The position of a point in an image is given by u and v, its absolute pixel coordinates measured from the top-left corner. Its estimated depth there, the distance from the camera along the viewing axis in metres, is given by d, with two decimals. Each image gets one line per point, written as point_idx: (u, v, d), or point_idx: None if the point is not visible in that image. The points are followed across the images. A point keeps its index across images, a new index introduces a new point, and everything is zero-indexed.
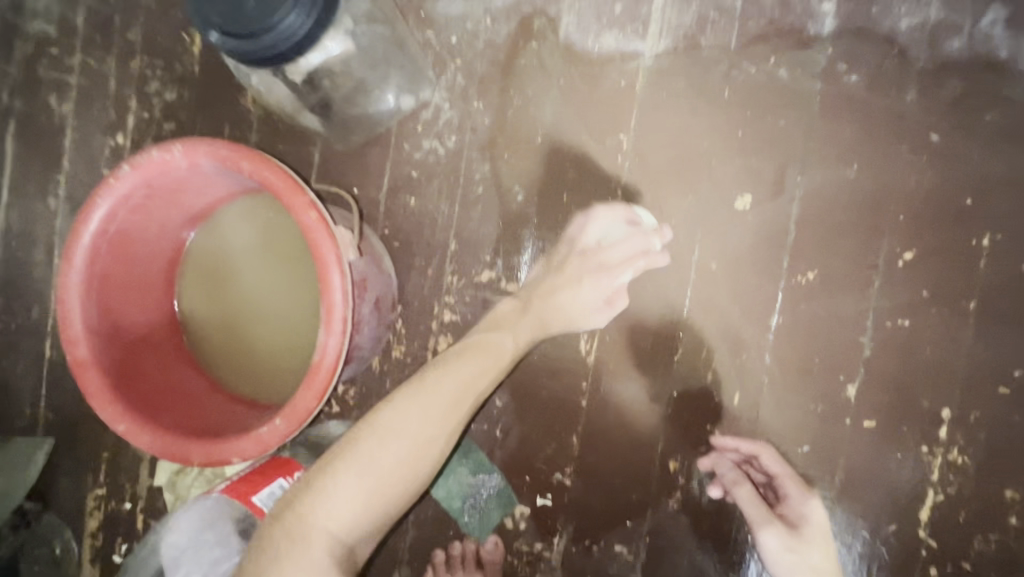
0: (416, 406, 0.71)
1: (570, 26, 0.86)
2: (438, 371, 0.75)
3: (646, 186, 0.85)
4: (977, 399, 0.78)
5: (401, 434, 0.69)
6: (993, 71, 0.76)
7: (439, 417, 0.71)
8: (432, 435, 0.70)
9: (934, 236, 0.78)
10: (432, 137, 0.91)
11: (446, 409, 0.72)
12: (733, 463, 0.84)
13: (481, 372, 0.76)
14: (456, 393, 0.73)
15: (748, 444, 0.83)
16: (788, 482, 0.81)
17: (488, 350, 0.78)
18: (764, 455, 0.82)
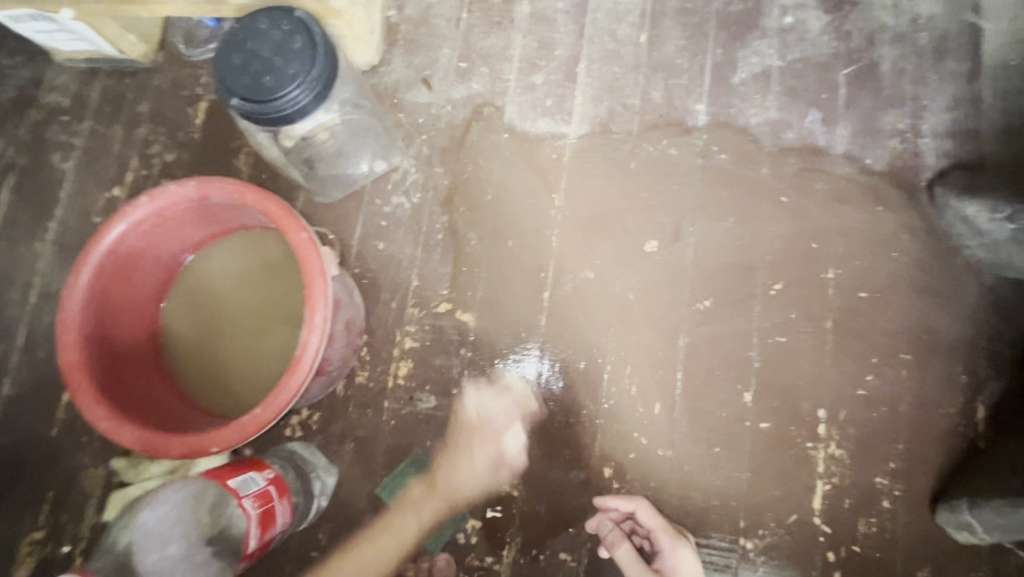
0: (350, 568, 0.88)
1: (513, 114, 1.11)
2: (371, 542, 0.92)
3: (574, 233, 1.06)
4: (843, 399, 0.97)
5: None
6: (819, 153, 1.05)
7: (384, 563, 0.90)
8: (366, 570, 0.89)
9: (793, 272, 1.01)
10: (400, 194, 1.09)
11: None
12: (615, 522, 0.92)
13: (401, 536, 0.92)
14: (388, 558, 0.91)
15: (625, 504, 0.91)
16: (661, 535, 0.89)
17: (420, 514, 0.93)
18: (640, 510, 0.91)
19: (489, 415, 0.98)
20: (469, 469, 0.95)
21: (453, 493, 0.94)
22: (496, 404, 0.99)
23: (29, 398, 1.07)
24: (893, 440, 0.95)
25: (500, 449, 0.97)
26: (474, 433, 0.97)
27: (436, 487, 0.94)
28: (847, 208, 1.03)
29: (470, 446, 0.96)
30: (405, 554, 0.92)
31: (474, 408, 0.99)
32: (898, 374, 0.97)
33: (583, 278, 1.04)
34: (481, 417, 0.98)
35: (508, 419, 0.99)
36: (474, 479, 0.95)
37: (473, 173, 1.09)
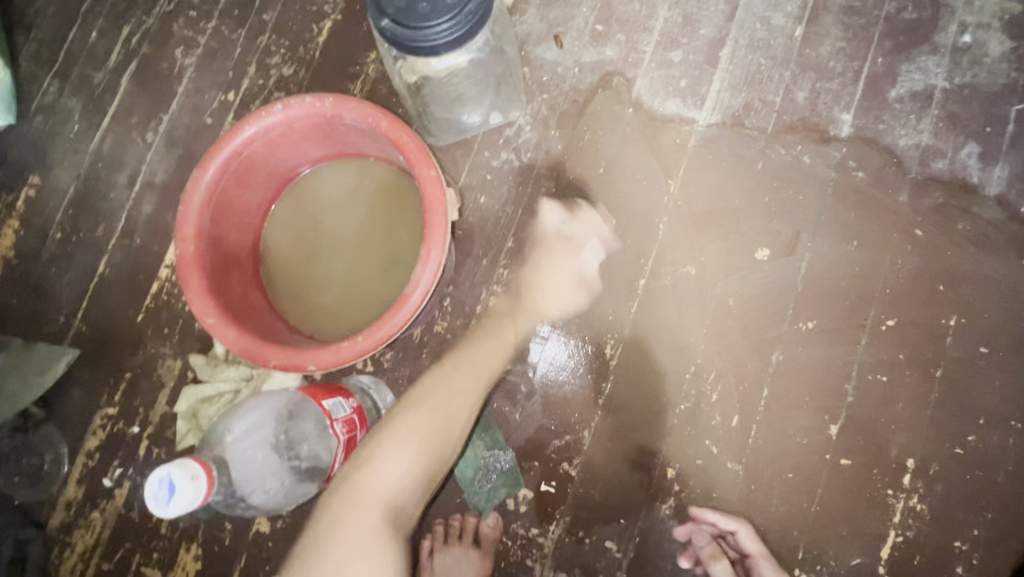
0: (421, 438, 0.77)
1: (643, 88, 1.05)
2: (426, 403, 0.79)
3: (684, 225, 1.01)
4: (937, 454, 0.91)
5: (405, 455, 0.75)
6: (968, 191, 0.96)
7: (422, 462, 0.76)
8: (419, 476, 0.75)
9: (911, 311, 0.95)
10: (510, 150, 1.06)
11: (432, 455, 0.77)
12: (710, 536, 0.93)
13: (462, 395, 0.82)
14: (440, 429, 0.78)
15: (725, 521, 0.92)
16: (762, 563, 0.89)
17: (495, 346, 0.90)
18: (740, 531, 0.91)
19: (572, 232, 0.99)
20: (550, 286, 0.96)
21: (538, 307, 0.96)
22: (582, 226, 0.99)
23: (122, 282, 1.10)
24: (982, 508, 0.89)
25: (578, 267, 0.97)
26: (554, 244, 0.98)
27: (520, 303, 0.96)
28: (985, 255, 0.95)
29: (545, 264, 0.97)
30: (470, 399, 0.83)
31: (554, 225, 1.00)
32: (1004, 441, 0.90)
33: (683, 273, 0.99)
34: (558, 234, 0.99)
35: (589, 233, 0.99)
36: (560, 301, 0.96)
37: (590, 143, 1.05)
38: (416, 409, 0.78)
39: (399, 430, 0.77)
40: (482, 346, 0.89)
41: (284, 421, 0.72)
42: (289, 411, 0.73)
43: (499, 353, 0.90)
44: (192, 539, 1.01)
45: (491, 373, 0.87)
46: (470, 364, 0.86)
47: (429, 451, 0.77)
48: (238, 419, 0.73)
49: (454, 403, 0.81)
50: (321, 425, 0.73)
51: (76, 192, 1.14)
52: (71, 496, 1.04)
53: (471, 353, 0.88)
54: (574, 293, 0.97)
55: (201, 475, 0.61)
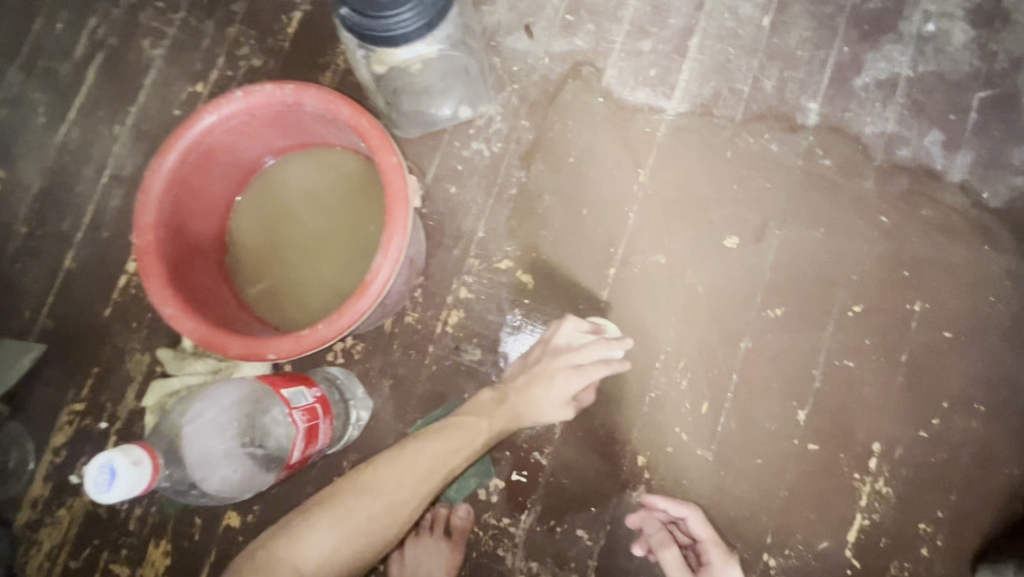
0: (343, 525, 0.68)
1: (612, 78, 1.06)
2: (364, 488, 0.72)
3: (653, 214, 1.01)
4: (902, 438, 0.92)
5: (334, 541, 0.67)
6: (931, 178, 0.98)
7: (354, 544, 0.68)
8: (343, 562, 0.66)
9: (877, 297, 0.95)
10: (481, 140, 1.06)
11: (376, 520, 0.71)
12: (661, 523, 0.91)
13: (411, 486, 0.74)
14: (386, 511, 0.72)
15: (675, 507, 0.91)
16: (711, 549, 0.88)
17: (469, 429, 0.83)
18: (690, 518, 0.90)
19: (582, 359, 0.90)
20: (543, 402, 0.88)
21: (521, 416, 0.88)
22: (595, 355, 0.90)
23: (89, 276, 1.08)
24: (946, 489, 0.90)
25: (568, 386, 0.89)
26: (552, 363, 0.90)
27: (508, 402, 0.88)
28: (948, 241, 0.96)
29: (541, 375, 0.89)
30: (430, 485, 0.76)
31: (565, 341, 0.91)
32: (967, 424, 0.91)
33: (652, 261, 0.99)
34: (556, 351, 0.91)
35: (597, 352, 0.90)
36: (554, 415, 0.89)
37: (560, 132, 1.05)
38: (367, 479, 0.73)
39: (335, 510, 0.69)
40: (453, 427, 0.83)
41: (242, 408, 0.71)
42: (251, 398, 0.72)
43: (467, 447, 0.81)
44: (161, 534, 1.00)
45: (448, 476, 0.78)
46: (433, 450, 0.79)
47: (360, 545, 0.68)
48: (203, 399, 0.73)
49: (400, 496, 0.73)
50: (283, 415, 0.72)
51: (41, 186, 1.12)
52: (38, 493, 1.03)
53: (432, 451, 0.78)
54: (560, 410, 0.89)
55: (143, 460, 0.61)
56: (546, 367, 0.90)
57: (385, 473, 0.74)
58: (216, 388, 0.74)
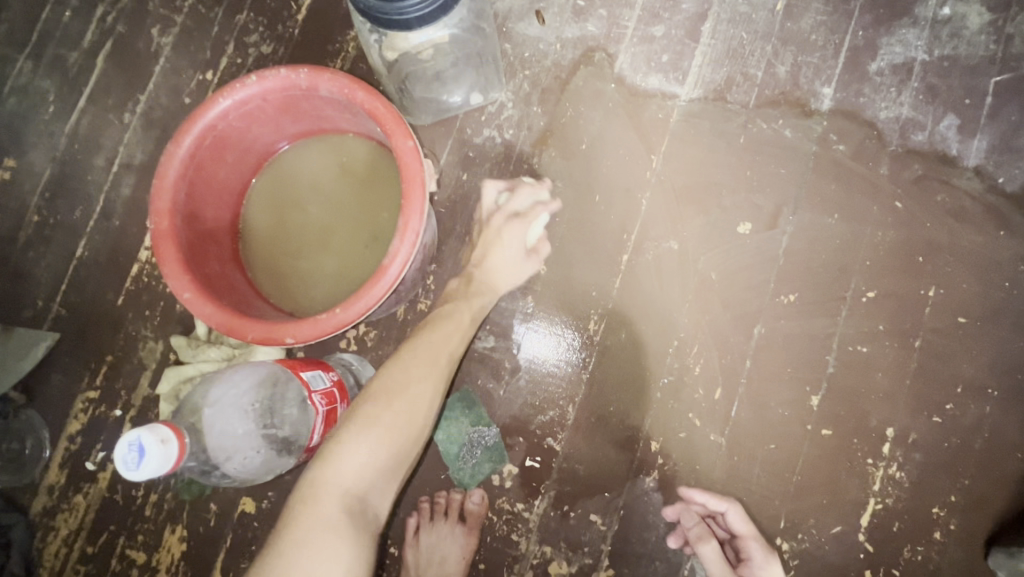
0: (372, 433, 0.72)
1: (625, 64, 1.05)
2: (376, 398, 0.75)
3: (666, 200, 1.01)
4: (915, 423, 0.92)
5: (368, 448, 0.71)
6: (946, 163, 0.97)
7: (388, 446, 0.72)
8: (383, 461, 0.72)
9: (891, 282, 0.95)
10: (493, 127, 1.05)
11: (402, 441, 0.74)
12: (699, 516, 0.92)
13: (422, 381, 0.77)
14: (403, 425, 0.74)
15: (715, 502, 0.91)
16: (751, 543, 0.88)
17: (437, 330, 0.84)
18: (729, 512, 0.90)
19: (518, 211, 0.93)
20: (499, 261, 0.92)
21: (481, 276, 0.92)
22: (526, 201, 0.93)
23: (101, 264, 1.09)
24: (959, 474, 0.90)
25: (523, 239, 0.94)
26: (499, 225, 0.93)
27: (474, 281, 0.91)
28: (963, 226, 0.95)
29: (492, 243, 0.92)
30: (435, 385, 0.79)
31: (493, 207, 0.94)
32: (981, 409, 0.92)
33: (665, 248, 0.99)
34: (499, 212, 0.93)
35: (533, 213, 0.94)
36: (511, 275, 0.93)
37: (572, 118, 1.04)
38: (382, 405, 0.74)
39: (358, 425, 0.72)
40: (428, 330, 0.84)
41: (262, 391, 0.72)
42: (269, 381, 0.73)
43: (455, 339, 0.85)
44: (177, 520, 1.00)
45: (451, 357, 0.83)
46: (427, 353, 0.81)
47: (399, 440, 0.73)
48: (220, 381, 0.73)
49: (421, 402, 0.76)
50: (301, 398, 0.73)
51: (52, 174, 1.12)
52: (54, 480, 1.03)
53: (403, 372, 0.78)
54: (524, 263, 0.94)
55: (170, 439, 0.61)
56: (484, 233, 0.94)
57: (388, 394, 0.75)
58: (233, 370, 0.74)
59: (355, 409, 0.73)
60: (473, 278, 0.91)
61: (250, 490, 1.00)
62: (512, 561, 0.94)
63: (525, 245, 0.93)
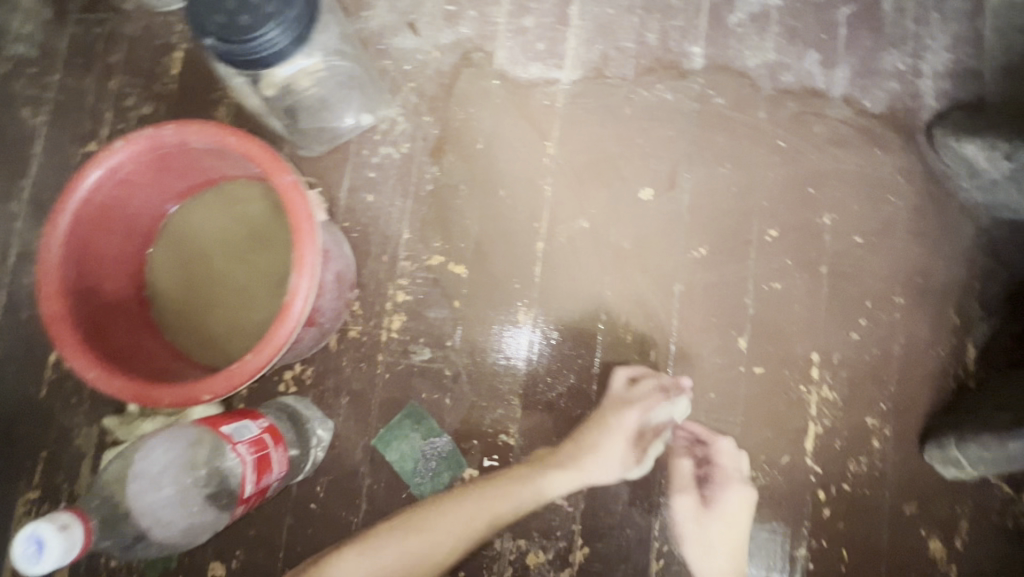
0: (420, 516, 0.90)
1: (504, 59, 1.07)
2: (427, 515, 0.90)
3: (569, 181, 1.03)
4: (836, 343, 0.97)
5: (426, 526, 0.89)
6: (816, 96, 1.03)
7: (448, 535, 0.89)
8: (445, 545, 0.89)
9: (790, 217, 1.00)
10: (388, 143, 1.06)
11: (453, 529, 0.89)
12: (686, 444, 0.96)
13: (512, 506, 0.92)
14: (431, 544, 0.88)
15: (707, 434, 0.96)
16: (727, 473, 0.94)
17: (511, 488, 0.92)
18: (721, 446, 0.95)
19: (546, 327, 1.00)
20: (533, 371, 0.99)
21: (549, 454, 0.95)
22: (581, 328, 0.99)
23: (16, 360, 1.05)
24: (884, 382, 0.95)
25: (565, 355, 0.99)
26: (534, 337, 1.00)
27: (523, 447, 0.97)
28: (843, 152, 1.01)
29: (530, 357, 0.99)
30: (456, 536, 0.89)
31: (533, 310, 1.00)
32: (891, 316, 0.97)
33: (575, 227, 1.02)
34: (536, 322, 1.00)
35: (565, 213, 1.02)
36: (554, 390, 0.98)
37: (463, 121, 1.06)
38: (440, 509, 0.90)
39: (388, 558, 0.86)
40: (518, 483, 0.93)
41: (172, 449, 0.70)
42: (199, 449, 0.71)
43: (503, 502, 0.91)
44: None
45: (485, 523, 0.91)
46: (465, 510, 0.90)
47: (451, 524, 0.89)
48: (146, 447, 0.70)
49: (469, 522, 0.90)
50: (234, 462, 0.71)
51: None
52: None
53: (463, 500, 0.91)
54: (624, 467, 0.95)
55: (71, 524, 0.61)
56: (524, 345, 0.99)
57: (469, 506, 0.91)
58: (161, 434, 0.72)
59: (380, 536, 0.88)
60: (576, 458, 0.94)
61: (215, 553, 0.98)
62: (489, 562, 0.95)
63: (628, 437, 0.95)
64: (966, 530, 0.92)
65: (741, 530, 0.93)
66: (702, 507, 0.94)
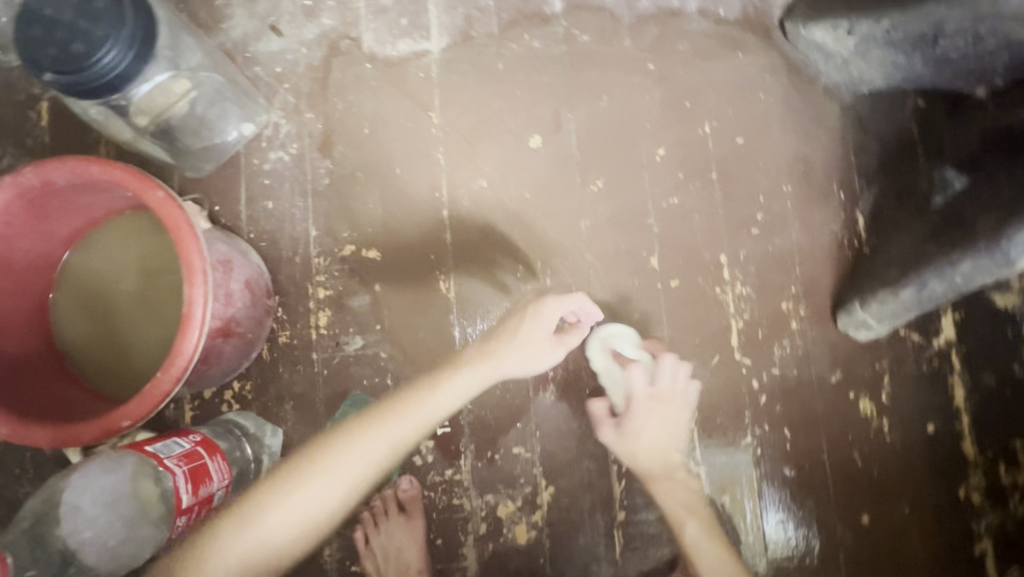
0: (336, 456, 0.77)
1: (371, 41, 1.08)
2: (335, 450, 0.78)
3: (459, 145, 1.05)
4: (740, 242, 1.01)
5: (341, 465, 0.77)
6: (673, 15, 1.06)
7: (355, 472, 0.78)
8: (348, 485, 0.77)
9: (673, 134, 1.04)
10: (277, 148, 1.06)
11: (364, 465, 0.78)
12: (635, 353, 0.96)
13: (428, 424, 0.82)
14: (340, 493, 0.77)
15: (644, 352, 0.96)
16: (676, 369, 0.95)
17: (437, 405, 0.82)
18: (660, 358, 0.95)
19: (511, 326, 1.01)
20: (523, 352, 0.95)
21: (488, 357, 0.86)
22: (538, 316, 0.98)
23: None
24: (790, 267, 1.01)
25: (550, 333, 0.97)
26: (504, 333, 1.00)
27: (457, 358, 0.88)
28: (709, 63, 1.05)
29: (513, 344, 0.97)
30: (373, 470, 0.79)
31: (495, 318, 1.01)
32: (784, 205, 1.02)
33: (475, 187, 1.04)
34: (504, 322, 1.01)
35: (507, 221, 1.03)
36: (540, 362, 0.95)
37: (345, 110, 1.07)
38: (326, 438, 0.80)
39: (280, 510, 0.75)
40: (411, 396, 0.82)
41: (88, 479, 0.73)
42: (126, 476, 0.74)
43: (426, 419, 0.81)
44: None
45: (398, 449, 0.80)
46: (378, 437, 0.79)
47: (365, 456, 0.78)
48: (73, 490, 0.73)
49: (368, 446, 0.78)
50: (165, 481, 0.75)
51: None
52: None
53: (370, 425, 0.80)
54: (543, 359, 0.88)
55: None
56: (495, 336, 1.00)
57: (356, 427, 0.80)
58: (85, 473, 0.74)
59: (266, 492, 0.75)
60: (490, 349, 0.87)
61: None
62: (463, 523, 0.98)
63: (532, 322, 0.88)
64: (890, 384, 0.98)
65: (671, 416, 0.93)
66: (642, 399, 0.93)
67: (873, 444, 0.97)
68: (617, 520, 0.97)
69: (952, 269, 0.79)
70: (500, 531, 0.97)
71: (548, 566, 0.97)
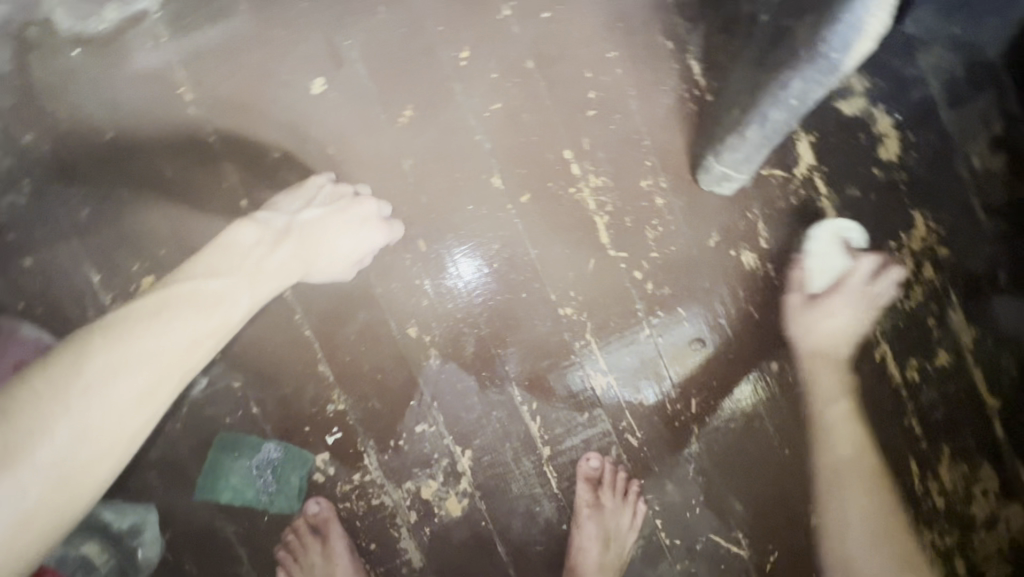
0: (101, 382, 0.66)
1: (67, 20, 0.85)
2: (92, 374, 0.66)
3: (230, 116, 0.87)
4: (580, 129, 0.91)
5: (120, 386, 0.67)
6: None
7: (139, 392, 0.68)
8: (133, 399, 0.68)
9: (471, 28, 0.89)
10: (6, 190, 0.85)
11: (145, 385, 0.69)
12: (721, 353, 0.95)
13: (210, 327, 0.74)
14: (125, 404, 0.67)
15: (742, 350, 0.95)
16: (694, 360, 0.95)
17: (209, 301, 0.75)
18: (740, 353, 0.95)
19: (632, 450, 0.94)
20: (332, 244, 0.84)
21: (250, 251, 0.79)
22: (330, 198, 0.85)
23: None
24: (640, 140, 0.92)
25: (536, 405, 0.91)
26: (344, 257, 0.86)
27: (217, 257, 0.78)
28: None
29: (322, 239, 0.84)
30: (159, 381, 0.70)
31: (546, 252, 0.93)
32: (614, 75, 0.91)
33: (269, 160, 0.87)
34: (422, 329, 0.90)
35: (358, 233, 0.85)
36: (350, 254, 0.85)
37: (72, 116, 0.86)
38: (79, 363, 0.66)
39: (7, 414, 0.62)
40: (187, 306, 0.73)
41: None
42: None
43: (206, 319, 0.74)
44: None
45: (189, 365, 0.73)
46: (145, 353, 0.69)
47: (144, 376, 0.68)
48: None
49: (154, 367, 0.69)
50: None
51: None
52: None
53: (129, 348, 0.68)
54: (344, 268, 0.86)
55: None
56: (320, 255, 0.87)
57: (120, 352, 0.68)
58: None
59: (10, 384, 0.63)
60: (244, 248, 0.79)
61: None
62: (392, 520, 0.90)
63: (343, 218, 0.84)
64: (766, 228, 0.95)
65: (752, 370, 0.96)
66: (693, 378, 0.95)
67: (764, 293, 0.96)
68: (545, 457, 0.92)
69: (784, 91, 0.73)
70: (432, 513, 0.91)
71: (492, 527, 0.91)
